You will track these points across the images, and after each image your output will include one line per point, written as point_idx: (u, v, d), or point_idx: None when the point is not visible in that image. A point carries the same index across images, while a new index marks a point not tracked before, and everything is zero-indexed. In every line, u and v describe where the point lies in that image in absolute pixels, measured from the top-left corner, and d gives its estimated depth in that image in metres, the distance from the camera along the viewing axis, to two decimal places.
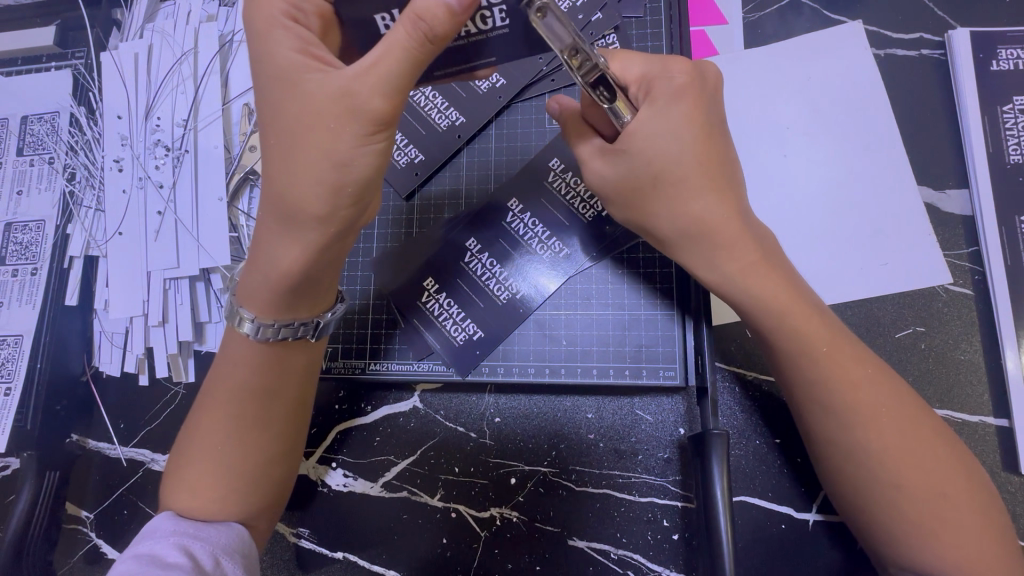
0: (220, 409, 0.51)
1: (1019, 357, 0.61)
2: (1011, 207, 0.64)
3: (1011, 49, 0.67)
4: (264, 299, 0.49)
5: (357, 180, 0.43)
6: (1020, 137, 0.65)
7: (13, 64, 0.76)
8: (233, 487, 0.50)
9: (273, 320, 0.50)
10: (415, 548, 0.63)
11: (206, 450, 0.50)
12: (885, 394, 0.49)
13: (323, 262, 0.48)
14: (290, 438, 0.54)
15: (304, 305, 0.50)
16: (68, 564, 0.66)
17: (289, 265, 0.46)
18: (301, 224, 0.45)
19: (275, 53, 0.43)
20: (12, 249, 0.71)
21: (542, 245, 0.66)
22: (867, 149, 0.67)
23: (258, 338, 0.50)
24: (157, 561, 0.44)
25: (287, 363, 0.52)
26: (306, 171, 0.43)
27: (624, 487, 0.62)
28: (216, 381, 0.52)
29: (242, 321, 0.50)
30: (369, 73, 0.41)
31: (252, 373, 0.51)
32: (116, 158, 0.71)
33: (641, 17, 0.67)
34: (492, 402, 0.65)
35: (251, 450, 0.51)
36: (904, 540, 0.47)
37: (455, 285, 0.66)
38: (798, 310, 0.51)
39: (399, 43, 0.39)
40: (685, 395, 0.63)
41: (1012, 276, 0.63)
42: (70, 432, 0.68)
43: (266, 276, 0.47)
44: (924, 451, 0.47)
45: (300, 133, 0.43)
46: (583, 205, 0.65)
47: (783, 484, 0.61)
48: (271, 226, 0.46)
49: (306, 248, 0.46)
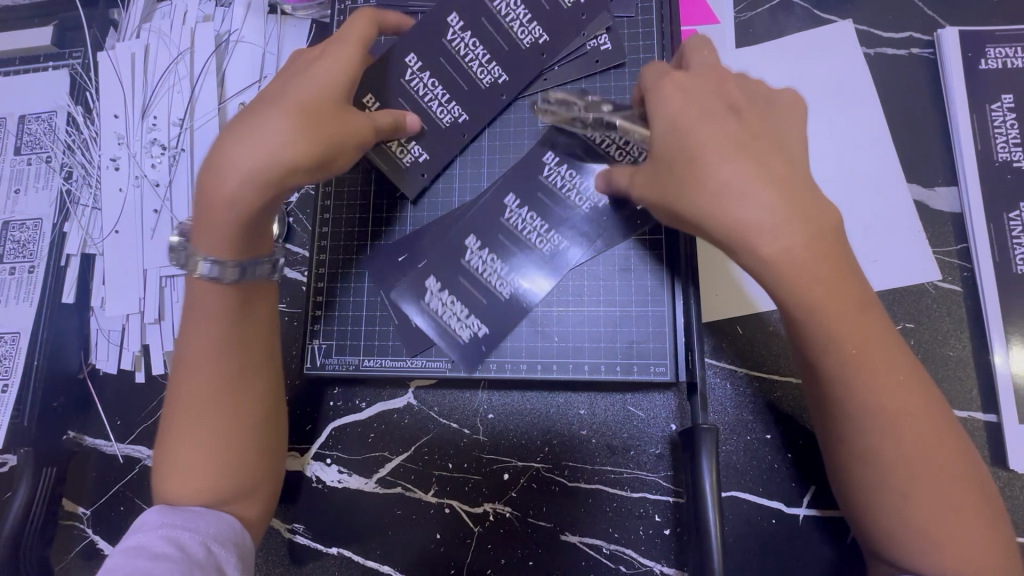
0: (196, 381, 0.51)
1: (1007, 354, 0.62)
2: (999, 204, 0.64)
3: (999, 48, 0.67)
4: (216, 235, 0.48)
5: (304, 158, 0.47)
6: (1008, 135, 0.65)
7: (11, 64, 0.77)
8: (223, 464, 0.50)
9: (229, 259, 0.49)
10: (409, 543, 0.63)
11: (189, 427, 0.50)
12: (915, 395, 0.45)
13: (256, 212, 0.48)
14: (267, 411, 0.54)
15: (248, 246, 0.50)
16: (65, 560, 0.67)
17: (227, 196, 0.46)
18: (236, 162, 0.45)
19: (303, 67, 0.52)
20: (10, 247, 0.72)
21: (541, 238, 0.64)
22: (857, 148, 0.67)
23: (210, 278, 0.49)
24: (146, 552, 0.45)
25: (254, 320, 0.53)
26: (257, 130, 0.46)
27: (616, 483, 0.63)
28: (188, 356, 0.51)
29: (195, 262, 0.49)
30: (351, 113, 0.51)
31: (226, 335, 0.51)
32: (114, 157, 0.71)
33: (632, 17, 0.65)
34: (485, 398, 0.66)
35: (236, 422, 0.51)
36: (907, 547, 0.45)
37: (456, 283, 0.63)
38: (848, 306, 0.44)
39: None
40: (676, 391, 0.64)
41: (1000, 273, 0.63)
42: (68, 429, 0.69)
43: (217, 208, 0.47)
44: (940, 456, 0.44)
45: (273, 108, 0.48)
46: (578, 197, 0.63)
47: (774, 479, 0.61)
48: (212, 158, 0.47)
49: (243, 183, 0.46)
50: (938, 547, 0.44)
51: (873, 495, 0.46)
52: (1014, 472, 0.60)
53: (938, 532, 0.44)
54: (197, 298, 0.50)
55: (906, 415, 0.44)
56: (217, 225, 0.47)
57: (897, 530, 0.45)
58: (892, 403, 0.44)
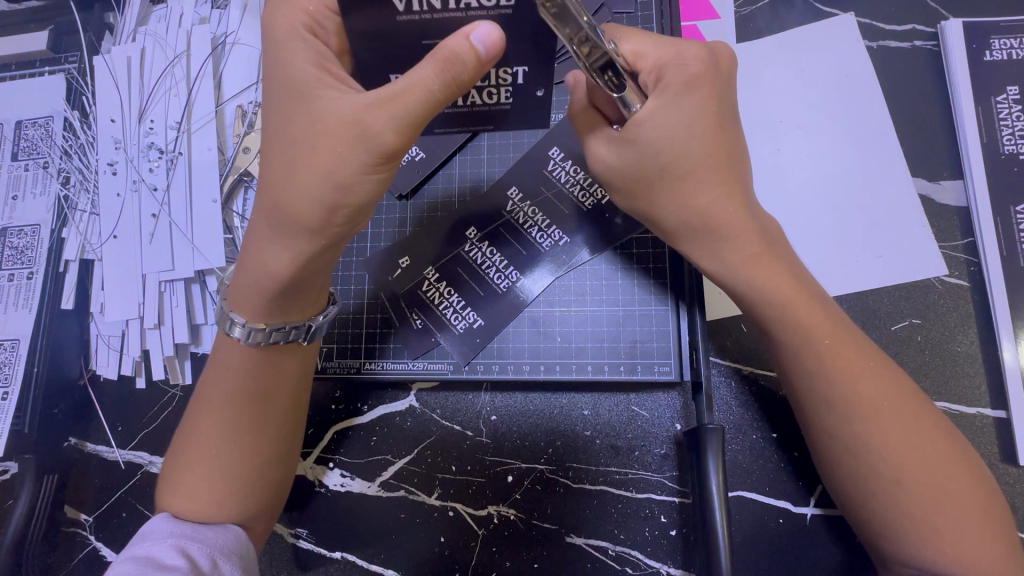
0: (213, 415, 0.51)
1: (1016, 349, 0.61)
2: (1006, 198, 0.63)
3: (1004, 38, 0.66)
4: (253, 305, 0.49)
5: (354, 204, 0.43)
6: (1014, 128, 0.64)
7: (7, 70, 0.76)
8: (231, 493, 0.50)
9: (264, 324, 0.50)
10: (415, 547, 0.63)
11: (199, 452, 0.51)
12: (888, 389, 0.48)
13: (315, 270, 0.48)
14: (286, 442, 0.54)
15: (292, 311, 0.50)
16: (67, 568, 0.66)
17: (281, 273, 0.46)
18: (294, 234, 0.44)
19: (293, 68, 0.43)
20: (8, 253, 0.71)
21: (541, 234, 0.66)
22: (861, 141, 0.66)
23: (248, 343, 0.50)
24: (152, 561, 0.45)
25: (279, 366, 0.52)
26: (303, 188, 0.42)
27: (621, 484, 0.62)
28: (208, 387, 0.52)
29: (233, 324, 0.50)
30: (384, 105, 0.40)
31: (244, 380, 0.51)
32: (110, 161, 0.71)
33: (632, 13, 0.67)
34: (488, 400, 0.65)
35: (246, 454, 0.51)
36: (903, 535, 0.47)
37: (465, 283, 0.65)
38: (805, 304, 0.49)
39: (422, 82, 0.39)
40: (681, 390, 0.63)
41: (1007, 267, 0.62)
42: (69, 435, 0.68)
43: (256, 283, 0.47)
44: (921, 442, 0.47)
45: (304, 149, 0.43)
46: (584, 193, 0.65)
47: (781, 478, 0.61)
48: (265, 232, 0.46)
49: (296, 255, 0.45)
50: (932, 534, 0.46)
51: (865, 486, 0.48)
52: None
53: (933, 520, 0.46)
54: (223, 344, 0.52)
55: (884, 408, 0.48)
56: (253, 291, 0.48)
57: (892, 520, 0.47)
58: (866, 399, 0.48)
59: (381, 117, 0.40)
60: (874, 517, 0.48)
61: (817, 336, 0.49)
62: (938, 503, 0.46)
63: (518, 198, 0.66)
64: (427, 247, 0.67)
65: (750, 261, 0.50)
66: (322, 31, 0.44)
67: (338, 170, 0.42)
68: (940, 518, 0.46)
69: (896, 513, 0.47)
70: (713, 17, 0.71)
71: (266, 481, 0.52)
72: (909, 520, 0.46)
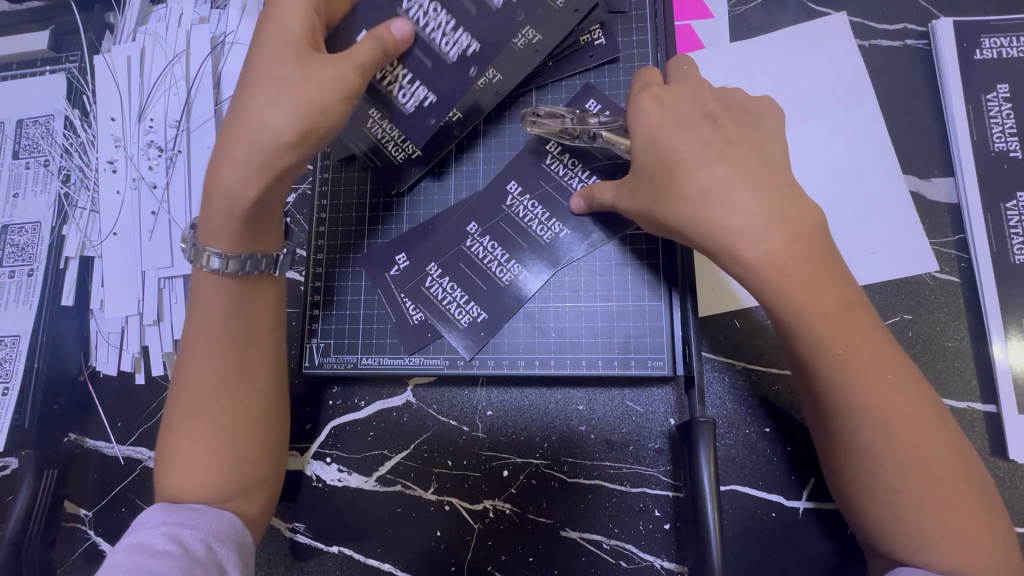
0: (200, 371, 0.52)
1: (1005, 344, 0.62)
2: (997, 194, 0.64)
3: (994, 37, 0.67)
4: (227, 232, 0.52)
5: (320, 130, 0.51)
6: (1004, 125, 0.65)
7: (8, 69, 0.77)
8: (227, 453, 0.51)
9: (238, 253, 0.53)
10: (411, 541, 0.63)
11: (191, 420, 0.51)
12: (901, 393, 0.44)
13: (273, 196, 0.52)
14: (273, 398, 0.55)
15: (259, 240, 0.54)
16: (68, 562, 0.67)
17: (246, 194, 0.50)
18: (263, 151, 0.49)
19: (282, 18, 0.51)
20: (10, 250, 0.72)
21: (541, 228, 0.66)
22: (852, 139, 0.67)
23: (224, 273, 0.53)
24: (145, 548, 0.45)
25: (254, 303, 0.55)
26: (277, 109, 0.49)
27: (616, 478, 0.63)
28: (193, 343, 0.53)
29: (207, 257, 0.52)
30: (347, 58, 0.51)
31: (226, 321, 0.53)
32: (111, 159, 0.72)
33: (626, 13, 0.67)
34: (484, 395, 0.66)
35: (237, 407, 0.52)
36: (898, 538, 0.45)
37: (465, 276, 0.66)
38: (825, 305, 0.45)
39: (369, 47, 0.52)
40: (674, 385, 0.64)
41: (997, 263, 0.63)
42: (69, 431, 0.69)
43: (228, 209, 0.51)
44: (933, 454, 0.44)
45: (280, 80, 0.50)
46: (584, 186, 0.65)
47: (774, 472, 0.61)
48: (230, 152, 0.50)
49: (264, 176, 0.50)
50: (932, 542, 0.43)
51: (861, 487, 0.46)
52: (1014, 462, 0.60)
53: (931, 529, 0.44)
54: (201, 289, 0.54)
55: (890, 411, 0.44)
56: (223, 216, 0.51)
57: (888, 523, 0.45)
58: (878, 404, 0.44)
59: (344, 63, 0.51)
60: (872, 521, 0.46)
61: (841, 334, 0.45)
62: (938, 512, 0.44)
63: (516, 193, 0.66)
64: (423, 245, 0.67)
65: (781, 251, 0.45)
66: None
67: (310, 97, 0.49)
68: (943, 529, 0.43)
69: (896, 520, 0.45)
70: (707, 16, 0.72)
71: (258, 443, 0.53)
72: (907, 527, 0.44)
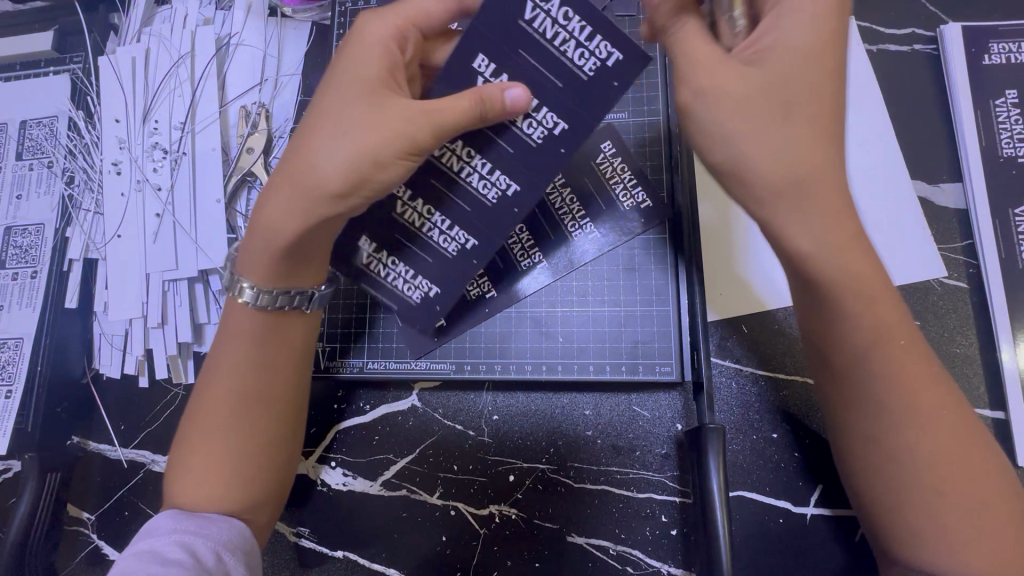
0: (222, 392, 0.52)
1: (1014, 350, 0.61)
2: (1004, 199, 0.64)
3: (1002, 43, 0.67)
4: (263, 266, 0.51)
5: (379, 181, 0.48)
6: (1012, 130, 0.65)
7: (11, 70, 0.76)
8: (240, 471, 0.51)
9: (272, 287, 0.52)
10: (417, 546, 0.63)
11: (207, 438, 0.51)
12: (948, 407, 0.45)
13: (317, 237, 0.51)
14: (292, 422, 0.55)
15: (296, 276, 0.52)
16: (70, 566, 0.66)
17: (284, 229, 0.49)
18: (313, 197, 0.48)
19: (366, 66, 0.49)
20: (13, 252, 0.71)
21: (483, 184, 0.52)
22: (859, 144, 0.67)
23: (255, 307, 0.52)
24: (156, 556, 0.44)
25: (282, 333, 0.54)
26: (339, 153, 0.47)
27: (623, 484, 0.63)
28: (218, 361, 0.53)
29: (240, 288, 0.52)
30: (425, 113, 0.46)
31: (252, 347, 0.53)
32: (115, 161, 0.71)
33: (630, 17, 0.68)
34: (490, 400, 0.66)
35: (255, 430, 0.52)
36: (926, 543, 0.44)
37: (501, 273, 0.65)
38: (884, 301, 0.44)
39: (461, 105, 0.46)
40: (682, 390, 0.64)
41: (1005, 268, 0.63)
42: (72, 434, 0.69)
43: (266, 242, 0.50)
44: (976, 468, 0.44)
45: (345, 126, 0.47)
46: (625, 193, 0.65)
47: (781, 478, 0.61)
48: (280, 193, 0.49)
49: (305, 218, 0.48)
50: (962, 551, 0.43)
51: (901, 491, 0.45)
52: None
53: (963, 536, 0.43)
54: (231, 317, 0.53)
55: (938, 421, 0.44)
56: (262, 254, 0.51)
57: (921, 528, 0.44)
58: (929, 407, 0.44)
59: (422, 123, 0.46)
60: (900, 526, 0.45)
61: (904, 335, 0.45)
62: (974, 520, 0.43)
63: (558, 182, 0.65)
64: None
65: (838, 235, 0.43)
66: (403, 43, 0.51)
67: (375, 150, 0.47)
68: (969, 526, 0.43)
69: (919, 516, 0.44)
70: None
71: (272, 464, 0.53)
72: (940, 531, 0.44)
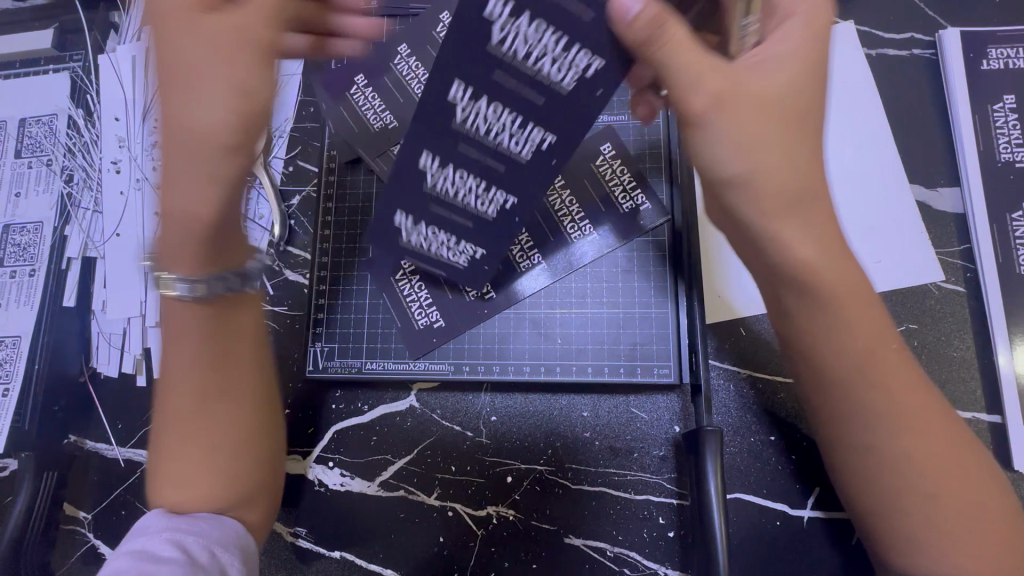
0: (185, 391, 0.48)
1: (1011, 354, 0.62)
2: (1002, 204, 0.64)
3: (1001, 48, 0.67)
4: (188, 252, 0.45)
5: (257, 107, 0.43)
6: (1010, 135, 0.65)
7: (10, 67, 0.76)
8: (221, 473, 0.48)
9: (204, 274, 0.46)
10: (414, 547, 0.63)
11: (182, 442, 0.48)
12: (932, 409, 0.45)
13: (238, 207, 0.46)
14: (266, 413, 0.52)
15: (226, 255, 0.47)
16: (66, 565, 0.66)
17: (203, 209, 0.44)
18: (216, 151, 0.43)
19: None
20: (11, 249, 0.71)
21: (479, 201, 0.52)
22: (857, 147, 0.67)
23: (189, 297, 0.47)
24: (152, 557, 0.44)
25: (234, 323, 0.50)
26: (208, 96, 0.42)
27: (620, 485, 0.63)
28: (173, 362, 0.49)
29: (167, 283, 0.46)
30: (231, 14, 0.43)
31: (200, 343, 0.48)
32: (115, 159, 0.71)
33: None
34: (488, 401, 0.66)
35: (224, 426, 0.49)
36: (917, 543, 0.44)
37: (505, 276, 0.66)
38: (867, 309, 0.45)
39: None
40: (681, 392, 0.64)
41: (1003, 273, 0.63)
42: (69, 432, 0.68)
43: (185, 227, 0.44)
44: (961, 470, 0.45)
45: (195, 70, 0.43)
46: (624, 195, 0.66)
47: (778, 480, 0.61)
48: (190, 165, 0.43)
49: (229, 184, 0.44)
50: (951, 550, 0.43)
51: (890, 495, 0.45)
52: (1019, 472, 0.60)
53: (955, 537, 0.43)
54: (170, 314, 0.48)
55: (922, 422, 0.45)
56: (179, 234, 0.44)
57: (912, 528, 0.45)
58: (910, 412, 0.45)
59: (252, 21, 0.43)
60: (890, 532, 0.46)
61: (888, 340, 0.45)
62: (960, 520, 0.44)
63: (557, 187, 0.66)
64: None
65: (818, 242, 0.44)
66: None
67: (237, 76, 0.43)
68: (957, 526, 0.44)
69: (911, 515, 0.44)
70: None
71: (245, 458, 0.49)
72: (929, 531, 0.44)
